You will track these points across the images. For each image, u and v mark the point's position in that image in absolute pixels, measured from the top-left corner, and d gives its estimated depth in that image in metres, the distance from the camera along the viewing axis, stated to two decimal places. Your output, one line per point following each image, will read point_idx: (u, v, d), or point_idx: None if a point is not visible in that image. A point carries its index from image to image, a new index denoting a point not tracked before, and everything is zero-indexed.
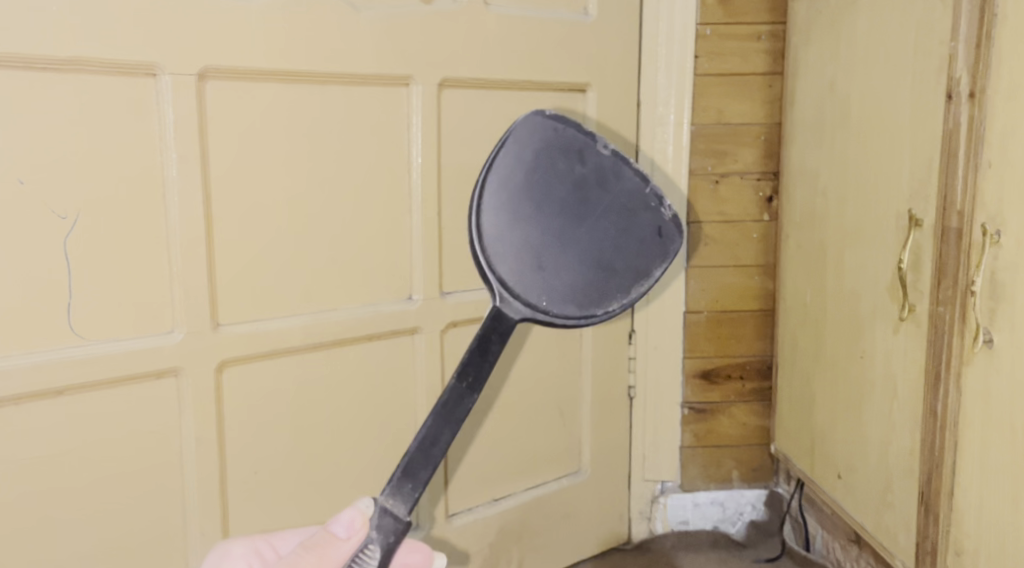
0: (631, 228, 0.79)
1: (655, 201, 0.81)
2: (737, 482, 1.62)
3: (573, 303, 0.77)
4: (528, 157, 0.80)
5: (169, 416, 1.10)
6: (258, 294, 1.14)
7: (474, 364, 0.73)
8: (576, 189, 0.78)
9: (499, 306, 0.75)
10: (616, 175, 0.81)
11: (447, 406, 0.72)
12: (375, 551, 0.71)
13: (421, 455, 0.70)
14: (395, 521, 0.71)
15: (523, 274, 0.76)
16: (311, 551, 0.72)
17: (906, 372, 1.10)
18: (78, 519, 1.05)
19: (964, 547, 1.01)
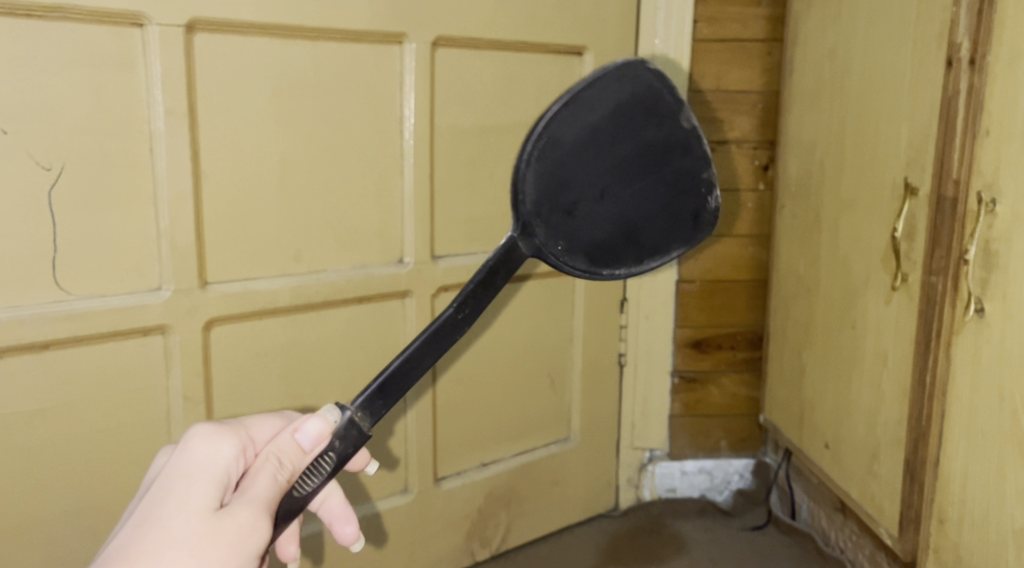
0: (675, 206, 0.71)
1: (706, 188, 0.73)
2: (725, 451, 1.63)
3: (584, 254, 0.69)
4: (615, 101, 0.69)
5: (155, 374, 1.09)
6: (246, 253, 1.14)
7: (475, 297, 0.65)
8: (643, 152, 0.69)
9: (517, 238, 0.67)
10: (681, 155, 0.71)
11: (436, 334, 0.65)
12: (331, 462, 0.64)
13: (399, 377, 0.64)
14: (360, 435, 0.65)
15: (552, 215, 0.68)
16: (281, 468, 0.65)
17: (895, 342, 1.10)
18: (63, 473, 1.05)
19: (947, 515, 1.01)
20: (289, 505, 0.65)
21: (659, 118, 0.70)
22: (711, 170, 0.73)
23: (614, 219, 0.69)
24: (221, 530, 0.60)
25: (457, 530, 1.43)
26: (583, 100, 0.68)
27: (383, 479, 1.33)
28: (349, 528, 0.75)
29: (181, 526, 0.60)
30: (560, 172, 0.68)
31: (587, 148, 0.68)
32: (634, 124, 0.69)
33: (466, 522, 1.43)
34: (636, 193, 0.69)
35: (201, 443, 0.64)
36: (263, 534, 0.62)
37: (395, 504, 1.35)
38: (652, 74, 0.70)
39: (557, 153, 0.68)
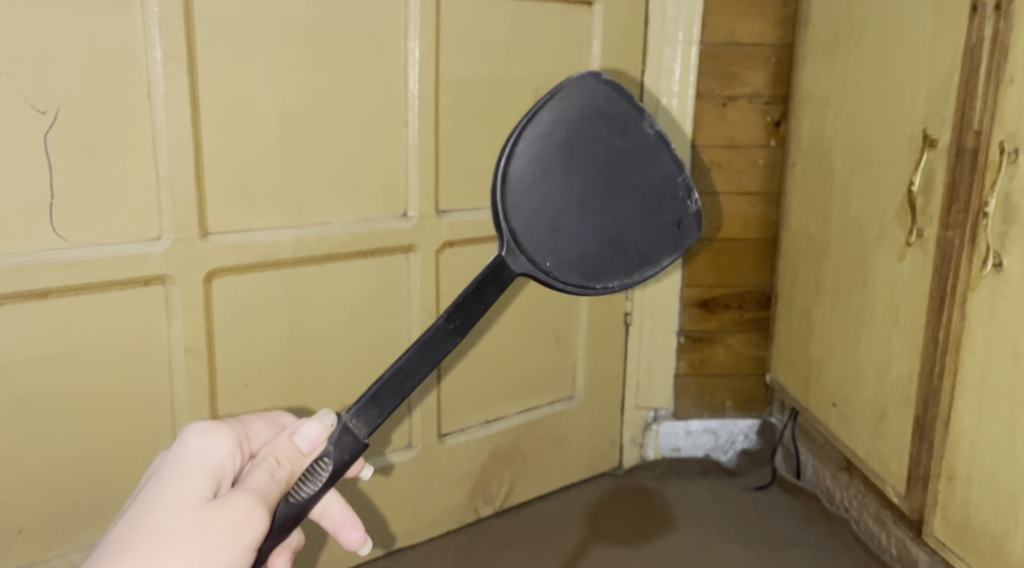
0: (655, 213, 0.68)
1: (685, 191, 0.69)
2: (730, 411, 1.62)
3: (576, 270, 0.67)
4: (573, 114, 0.67)
5: (156, 325, 1.08)
6: (248, 204, 1.12)
7: (467, 307, 0.63)
8: (614, 159, 0.67)
9: (504, 257, 0.66)
10: (654, 159, 0.68)
11: (427, 344, 0.63)
12: (327, 466, 0.63)
13: (392, 384, 0.63)
14: (354, 442, 0.63)
15: (534, 231, 0.66)
16: (281, 468, 0.63)
17: (908, 300, 1.08)
18: (63, 422, 1.04)
19: (956, 473, 1.00)
20: (291, 513, 0.63)
21: (622, 126, 0.68)
22: (686, 173, 0.69)
23: (594, 230, 0.67)
24: (217, 520, 0.58)
25: (460, 487, 1.42)
26: (543, 116, 0.67)
27: (386, 434, 1.32)
28: (355, 534, 0.75)
29: (175, 518, 0.58)
30: (533, 191, 0.67)
31: (555, 164, 0.67)
32: (597, 134, 0.67)
33: (469, 479, 1.43)
34: (612, 201, 0.67)
35: (197, 439, 0.63)
36: (262, 525, 0.60)
37: (399, 459, 1.34)
38: (608, 84, 0.68)
39: (527, 173, 0.67)
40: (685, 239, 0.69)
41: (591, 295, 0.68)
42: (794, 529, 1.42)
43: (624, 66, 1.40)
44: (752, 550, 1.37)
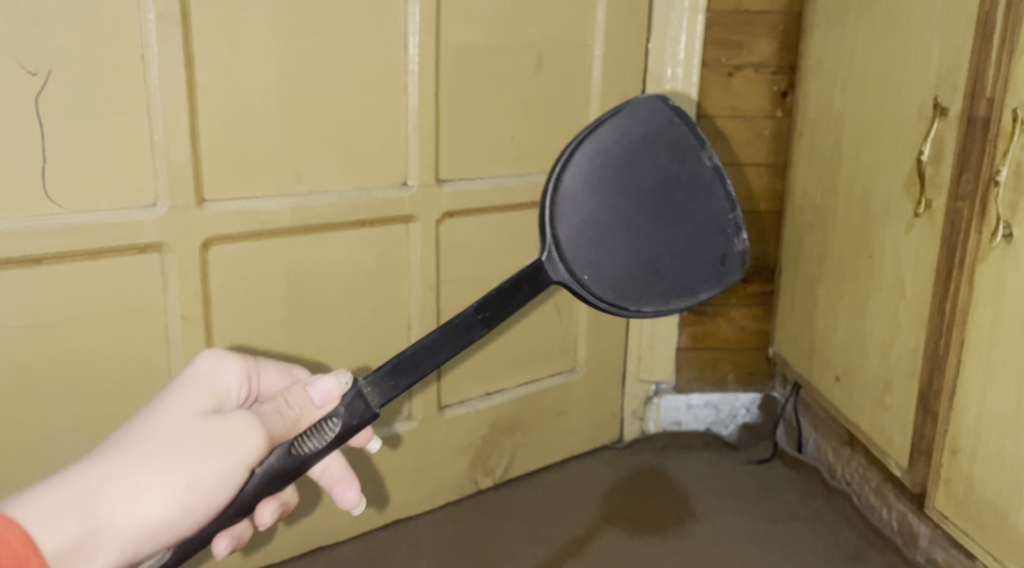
0: (699, 246, 0.69)
1: (734, 229, 0.69)
2: (731, 384, 1.61)
3: (611, 289, 0.68)
4: (630, 137, 0.69)
5: (153, 294, 1.07)
6: (245, 171, 1.10)
7: (497, 301, 0.64)
8: (663, 185, 0.68)
9: (541, 263, 0.68)
10: (706, 192, 0.69)
11: (452, 328, 0.64)
12: (335, 426, 0.63)
13: (411, 360, 0.63)
14: (365, 407, 0.63)
15: (574, 242, 0.68)
16: (289, 409, 0.65)
17: (915, 272, 1.06)
18: (60, 391, 1.03)
19: (960, 447, 0.99)
20: (290, 466, 0.62)
21: (679, 153, 0.69)
22: (738, 210, 0.70)
23: (634, 251, 0.68)
24: (212, 429, 0.60)
25: (460, 459, 1.42)
26: (600, 135, 0.69)
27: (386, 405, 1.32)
28: (349, 494, 0.76)
29: (176, 421, 0.60)
30: (580, 203, 0.69)
31: (605, 179, 0.69)
32: (653, 156, 0.69)
33: (469, 451, 1.42)
34: (656, 226, 0.68)
35: (213, 363, 0.67)
36: (256, 445, 0.61)
37: (399, 431, 1.33)
38: (674, 110, 0.70)
39: (577, 184, 0.69)
40: (728, 277, 0.69)
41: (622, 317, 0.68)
42: (795, 502, 1.41)
43: (627, 34, 1.37)
44: (753, 523, 1.37)
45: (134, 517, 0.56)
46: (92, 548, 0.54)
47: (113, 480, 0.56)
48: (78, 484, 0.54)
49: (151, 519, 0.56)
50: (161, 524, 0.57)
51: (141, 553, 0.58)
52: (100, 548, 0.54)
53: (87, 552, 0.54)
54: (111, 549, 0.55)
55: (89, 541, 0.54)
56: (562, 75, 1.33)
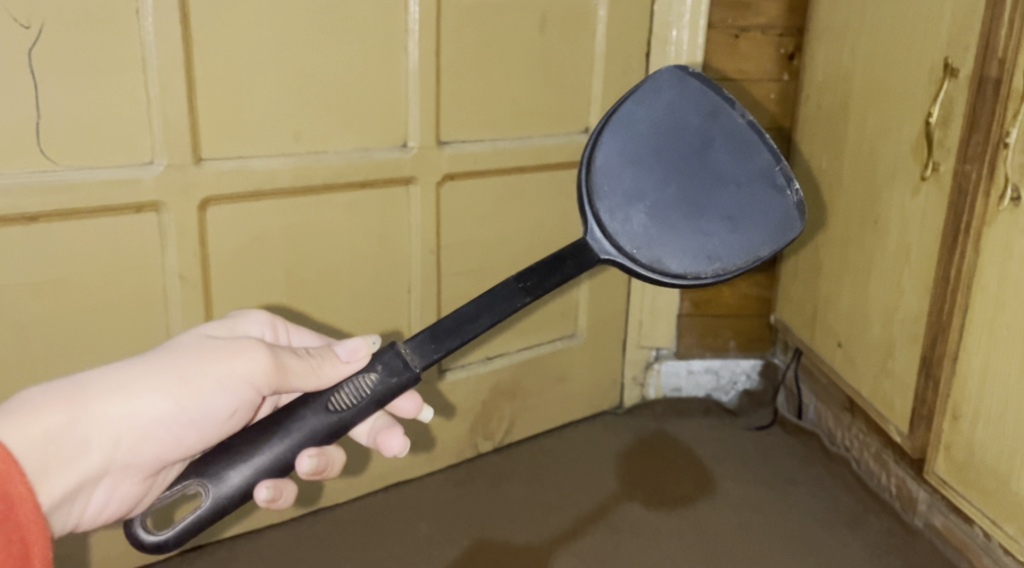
0: (749, 204, 0.70)
1: (783, 182, 0.71)
2: (732, 350, 1.61)
3: (665, 256, 0.69)
4: (658, 110, 0.72)
5: (150, 254, 1.06)
6: (243, 130, 1.08)
7: (540, 271, 0.65)
8: (700, 148, 0.71)
9: (587, 239, 0.69)
10: (745, 151, 0.72)
11: (494, 297, 0.64)
12: (373, 383, 0.65)
13: (452, 325, 0.64)
14: (404, 367, 0.65)
15: (619, 215, 0.70)
16: (309, 357, 0.69)
17: (920, 236, 1.05)
18: (57, 350, 1.03)
19: (962, 411, 0.99)
20: (333, 428, 0.65)
21: (710, 117, 0.72)
22: (784, 162, 0.72)
23: (682, 218, 0.69)
24: (220, 346, 0.68)
25: (460, 423, 1.42)
26: (628, 112, 0.72)
27: None
28: (396, 441, 0.77)
29: (186, 341, 0.69)
30: (618, 177, 0.71)
31: (641, 152, 0.72)
32: (685, 125, 0.72)
33: (469, 415, 1.42)
34: (700, 188, 0.70)
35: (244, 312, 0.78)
36: (255, 363, 0.68)
37: None
38: (698, 78, 0.74)
39: (613, 161, 0.72)
40: (789, 229, 0.70)
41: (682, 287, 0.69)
42: (795, 468, 1.42)
43: None
44: (752, 488, 1.37)
45: (130, 412, 0.64)
46: (85, 434, 0.63)
47: (112, 378, 0.64)
48: (78, 380, 0.63)
49: (146, 416, 0.65)
50: (158, 423, 0.66)
51: (138, 449, 0.66)
52: (94, 436, 0.63)
53: (80, 436, 0.62)
54: (104, 438, 0.64)
55: (82, 428, 0.62)
56: (566, 35, 1.31)
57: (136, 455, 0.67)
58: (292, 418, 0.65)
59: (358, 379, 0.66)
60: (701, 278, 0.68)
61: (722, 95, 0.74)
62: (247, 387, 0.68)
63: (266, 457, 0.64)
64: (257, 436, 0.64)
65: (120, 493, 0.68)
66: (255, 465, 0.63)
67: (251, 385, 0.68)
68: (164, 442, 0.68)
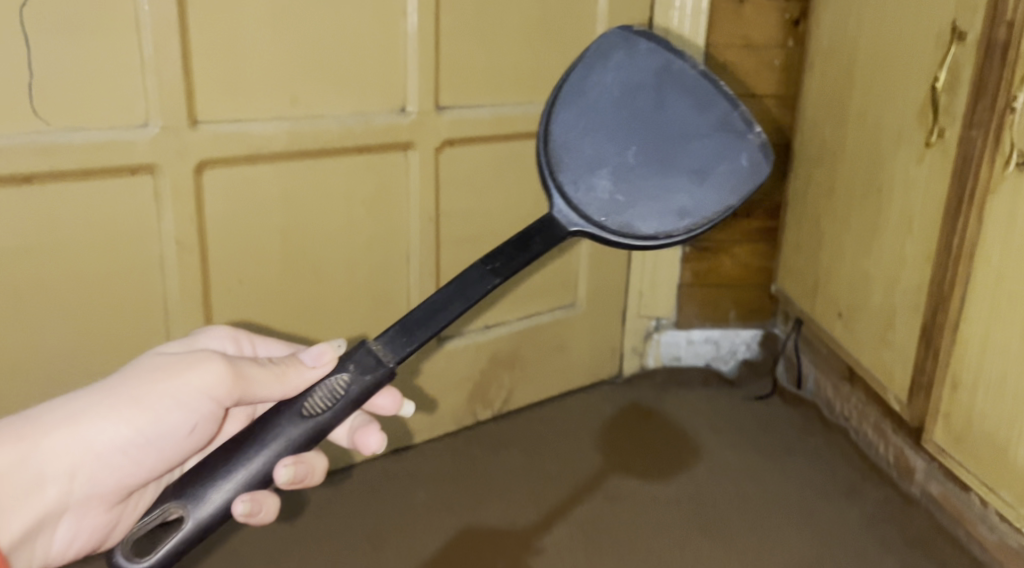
0: (712, 155, 0.68)
1: (745, 128, 0.69)
2: (732, 321, 1.61)
3: (634, 220, 0.67)
4: (607, 73, 0.71)
5: (146, 217, 1.05)
6: (238, 92, 1.07)
7: (508, 254, 0.63)
8: (655, 106, 0.69)
9: (553, 213, 0.67)
10: (702, 102, 0.69)
11: (464, 283, 0.61)
12: (344, 381, 0.61)
13: (422, 313, 0.61)
14: (376, 363, 0.61)
15: (582, 184, 0.68)
16: (272, 365, 0.67)
17: (923, 204, 1.04)
18: (53, 313, 1.02)
19: (961, 380, 0.98)
20: (311, 433, 0.61)
21: (663, 72, 0.70)
22: (742, 107, 0.69)
23: (646, 180, 0.67)
24: (175, 363, 0.68)
25: (458, 391, 1.41)
26: (577, 79, 0.71)
27: None
28: (373, 439, 0.75)
29: (145, 361, 0.68)
30: (575, 147, 0.69)
31: (595, 116, 0.70)
32: (638, 84, 0.70)
33: (468, 384, 1.42)
34: (659, 145, 0.68)
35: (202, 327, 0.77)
36: (210, 378, 0.67)
37: None
38: (644, 35, 0.72)
39: (569, 132, 0.70)
40: (756, 174, 0.68)
41: (654, 249, 0.67)
42: (793, 437, 1.42)
43: None
44: (751, 457, 1.37)
45: (85, 442, 0.65)
46: (39, 468, 0.64)
47: (65, 410, 0.65)
48: (26, 416, 0.63)
49: (100, 443, 0.65)
50: (115, 449, 0.66)
51: (97, 477, 0.67)
52: (48, 468, 0.64)
53: (33, 471, 0.63)
54: (60, 469, 0.65)
55: (35, 462, 0.63)
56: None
57: (96, 482, 0.68)
58: (267, 429, 0.61)
59: (330, 381, 0.62)
60: (673, 237, 0.66)
61: (670, 48, 0.72)
62: (206, 400, 0.67)
63: (243, 474, 0.60)
64: (233, 453, 0.61)
65: (87, 518, 0.70)
66: (237, 480, 0.60)
67: (210, 397, 0.67)
68: (125, 466, 0.69)
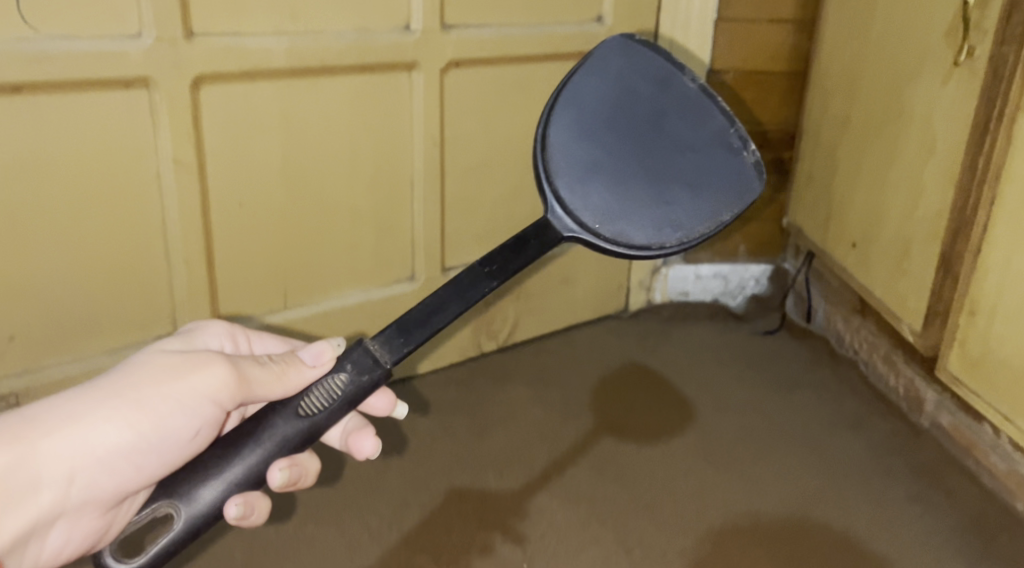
0: (708, 170, 0.69)
1: (741, 143, 0.71)
2: (742, 255, 1.58)
3: (630, 227, 0.68)
4: (606, 81, 0.72)
5: (141, 134, 1.02)
6: (234, 5, 1.02)
7: (504, 255, 0.64)
8: (653, 117, 0.71)
9: (547, 219, 0.68)
10: (699, 116, 0.72)
11: (460, 283, 0.63)
12: (341, 381, 0.62)
13: (419, 314, 0.62)
14: (374, 365, 0.62)
15: (579, 190, 0.69)
16: (274, 365, 0.67)
17: (947, 129, 1.00)
18: (48, 231, 1.00)
19: (980, 307, 0.96)
20: (305, 434, 0.62)
21: (661, 84, 0.73)
22: (740, 125, 0.71)
23: (642, 189, 0.69)
24: (177, 363, 0.67)
25: (464, 322, 1.40)
26: (577, 84, 0.72)
27: (390, 263, 1.29)
28: (367, 443, 0.76)
29: (145, 359, 0.67)
30: (570, 152, 0.70)
31: (591, 125, 0.71)
32: (637, 93, 0.72)
33: (473, 315, 1.40)
34: (655, 156, 0.69)
35: (199, 325, 0.77)
36: (212, 380, 0.66)
37: (400, 291, 1.31)
38: (645, 44, 0.74)
39: (566, 136, 0.71)
40: (750, 188, 0.69)
41: (647, 260, 0.67)
42: (800, 371, 1.40)
43: None
44: (757, 390, 1.35)
45: (83, 444, 0.64)
46: (36, 471, 0.62)
47: (63, 409, 0.63)
48: (23, 415, 0.62)
49: (100, 444, 0.64)
50: (115, 453, 0.65)
51: (95, 483, 0.65)
52: (45, 470, 0.63)
53: (29, 472, 0.62)
54: (57, 473, 0.63)
55: (30, 464, 0.62)
56: None
57: (94, 489, 0.66)
58: (260, 427, 0.62)
59: (327, 380, 0.63)
60: (668, 249, 0.67)
61: (671, 59, 0.74)
62: (210, 404, 0.67)
63: (235, 472, 0.61)
64: (226, 450, 0.61)
65: (78, 531, 0.68)
66: (229, 478, 0.61)
67: (213, 401, 0.67)
68: (124, 473, 0.67)
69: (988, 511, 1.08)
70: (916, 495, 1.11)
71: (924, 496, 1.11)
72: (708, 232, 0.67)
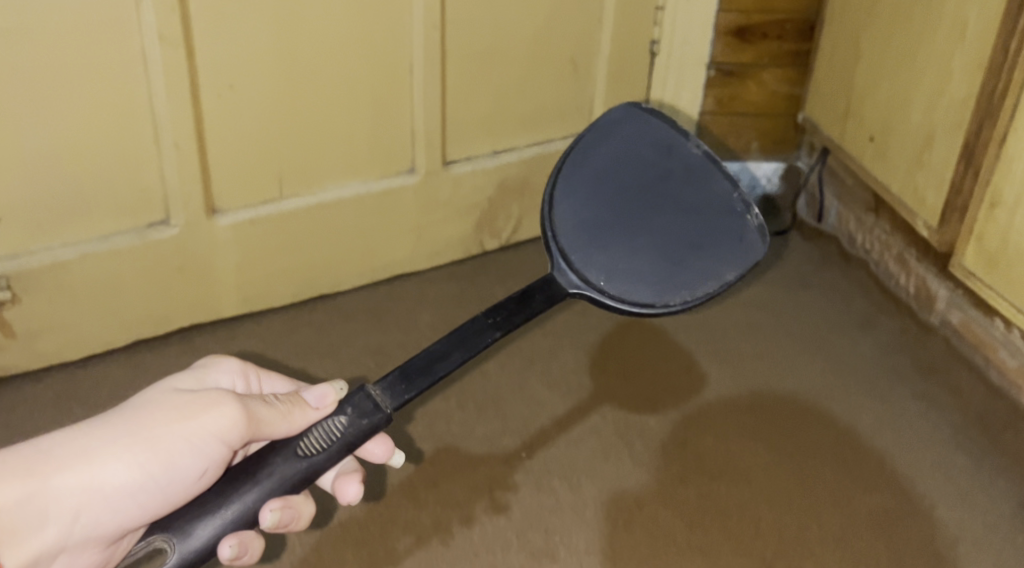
0: (709, 231, 0.74)
1: (742, 208, 0.76)
2: (755, 153, 1.51)
3: (634, 284, 0.71)
4: (614, 145, 0.78)
5: (123, 6, 0.96)
6: None
7: (508, 308, 0.65)
8: (657, 181, 0.76)
9: (554, 274, 0.70)
10: (701, 181, 0.78)
11: (465, 335, 0.63)
12: (341, 425, 0.59)
13: (422, 362, 0.61)
14: (375, 410, 0.59)
15: (585, 247, 0.72)
16: (280, 403, 0.65)
17: (982, 10, 0.93)
18: (31, 106, 0.96)
19: (1002, 198, 0.93)
20: (304, 475, 0.58)
21: (667, 151, 0.79)
22: (740, 191, 0.77)
23: (645, 249, 0.72)
24: (187, 400, 0.64)
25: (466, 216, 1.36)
26: (588, 146, 0.78)
27: (390, 153, 1.25)
28: (353, 488, 0.69)
29: (157, 399, 0.64)
30: (579, 210, 0.75)
31: (602, 187, 0.76)
32: (642, 158, 0.78)
33: (473, 211, 1.36)
34: (661, 220, 0.74)
35: (211, 360, 0.73)
36: (222, 419, 0.63)
37: (402, 183, 1.27)
38: (651, 113, 0.81)
39: (573, 196, 0.76)
40: (751, 251, 0.73)
41: (650, 314, 0.70)
42: (809, 271, 1.36)
43: None
44: (763, 288, 1.32)
45: (91, 480, 0.61)
46: (45, 505, 0.59)
47: (79, 444, 0.61)
48: (37, 447, 0.60)
49: (108, 482, 0.61)
50: (122, 491, 0.62)
51: (100, 521, 0.62)
52: (53, 506, 0.60)
53: (38, 505, 0.59)
54: (64, 508, 0.60)
55: (41, 499, 0.59)
56: None
57: (98, 527, 0.62)
58: (258, 466, 0.58)
59: (325, 422, 0.60)
60: (672, 306, 0.70)
61: (676, 125, 0.81)
62: (217, 444, 0.63)
63: (229, 512, 0.57)
64: (220, 489, 0.57)
65: None
66: (224, 517, 0.56)
67: (221, 441, 0.64)
68: (128, 513, 0.63)
69: (994, 407, 1.07)
70: (920, 393, 1.10)
71: (930, 393, 1.10)
72: (708, 291, 0.70)
